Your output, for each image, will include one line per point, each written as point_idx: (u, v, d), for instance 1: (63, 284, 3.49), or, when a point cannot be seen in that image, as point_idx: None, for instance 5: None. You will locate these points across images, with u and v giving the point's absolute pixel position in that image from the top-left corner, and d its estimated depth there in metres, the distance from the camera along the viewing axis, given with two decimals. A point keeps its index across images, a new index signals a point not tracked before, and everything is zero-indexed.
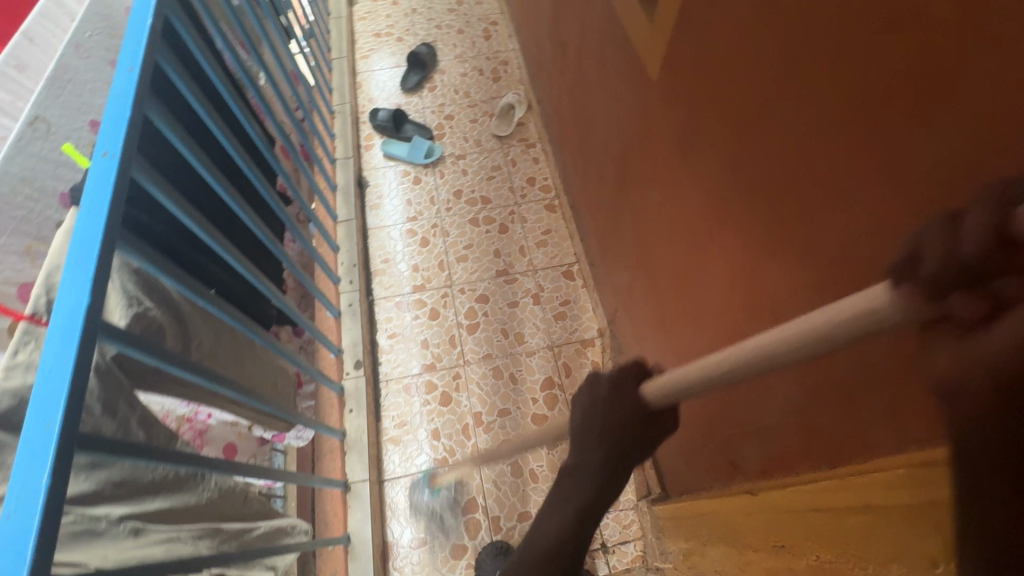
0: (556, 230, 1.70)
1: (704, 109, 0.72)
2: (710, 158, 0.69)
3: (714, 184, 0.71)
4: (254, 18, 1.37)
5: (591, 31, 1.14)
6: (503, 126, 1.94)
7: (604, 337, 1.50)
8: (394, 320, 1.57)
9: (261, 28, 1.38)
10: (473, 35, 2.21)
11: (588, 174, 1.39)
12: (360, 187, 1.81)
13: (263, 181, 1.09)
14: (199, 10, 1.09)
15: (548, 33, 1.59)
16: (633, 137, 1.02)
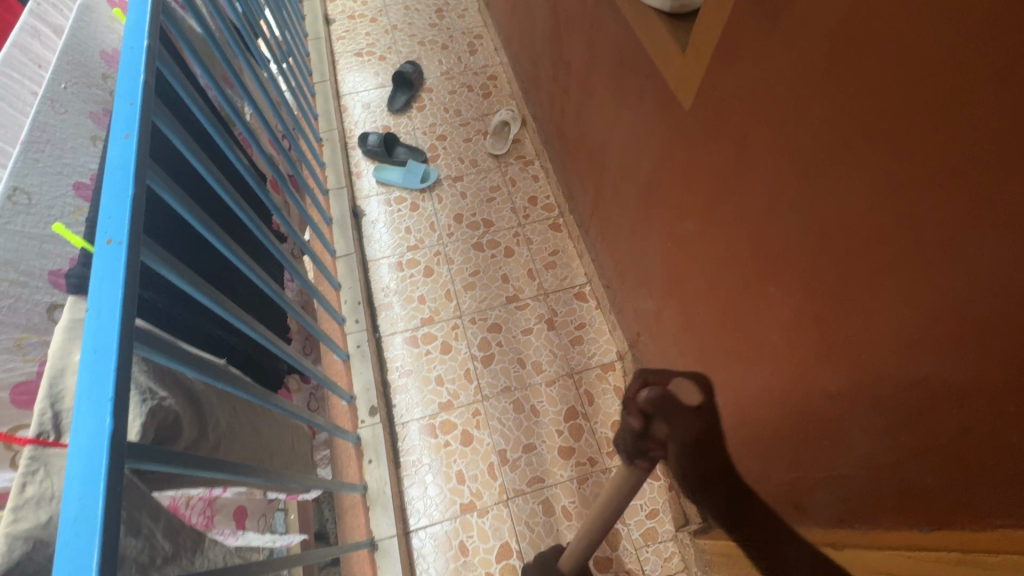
0: (564, 250, 1.65)
1: (760, 143, 0.68)
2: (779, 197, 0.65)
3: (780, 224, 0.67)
4: (236, 48, 1.28)
5: (605, 52, 1.10)
6: (498, 144, 1.88)
7: (625, 360, 1.45)
8: (404, 359, 1.50)
9: (246, 58, 1.29)
10: (458, 50, 2.14)
11: (602, 195, 1.35)
12: (355, 217, 1.73)
13: (265, 229, 1.00)
14: (182, 47, 1.01)
15: (545, 49, 1.54)
16: (663, 164, 0.98)
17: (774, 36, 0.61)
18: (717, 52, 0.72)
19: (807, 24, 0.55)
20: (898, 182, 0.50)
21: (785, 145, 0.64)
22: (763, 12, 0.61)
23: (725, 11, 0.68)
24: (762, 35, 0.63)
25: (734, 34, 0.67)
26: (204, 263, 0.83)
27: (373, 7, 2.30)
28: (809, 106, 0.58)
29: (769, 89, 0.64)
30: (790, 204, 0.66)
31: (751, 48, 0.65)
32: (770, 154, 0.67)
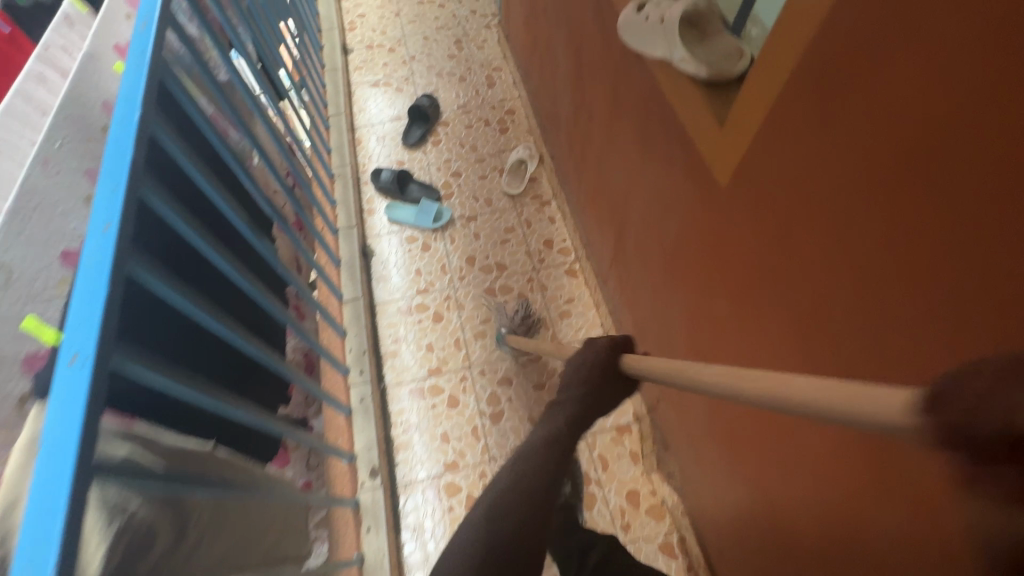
0: (580, 298, 1.58)
1: (816, 245, 0.61)
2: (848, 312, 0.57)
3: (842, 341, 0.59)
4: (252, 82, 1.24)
5: (630, 108, 1.03)
6: (514, 182, 1.81)
7: (642, 423, 1.37)
8: (410, 413, 1.42)
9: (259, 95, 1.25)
10: (475, 82, 2.11)
11: (622, 249, 1.28)
12: (364, 257, 1.67)
13: (261, 288, 0.93)
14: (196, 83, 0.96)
15: (565, 92, 1.49)
16: (691, 236, 0.91)
17: (836, 135, 0.54)
18: (761, 136, 0.65)
19: (877, 129, 0.49)
20: (1002, 326, 0.42)
21: (845, 253, 0.57)
22: (822, 105, 0.55)
23: (774, 96, 0.61)
24: (820, 130, 0.56)
25: (784, 120, 0.61)
26: (188, 338, 0.76)
27: (391, 37, 2.27)
28: (880, 219, 0.51)
29: (831, 187, 0.56)
30: (847, 317, 0.59)
31: (804, 142, 0.59)
32: (823, 257, 0.60)
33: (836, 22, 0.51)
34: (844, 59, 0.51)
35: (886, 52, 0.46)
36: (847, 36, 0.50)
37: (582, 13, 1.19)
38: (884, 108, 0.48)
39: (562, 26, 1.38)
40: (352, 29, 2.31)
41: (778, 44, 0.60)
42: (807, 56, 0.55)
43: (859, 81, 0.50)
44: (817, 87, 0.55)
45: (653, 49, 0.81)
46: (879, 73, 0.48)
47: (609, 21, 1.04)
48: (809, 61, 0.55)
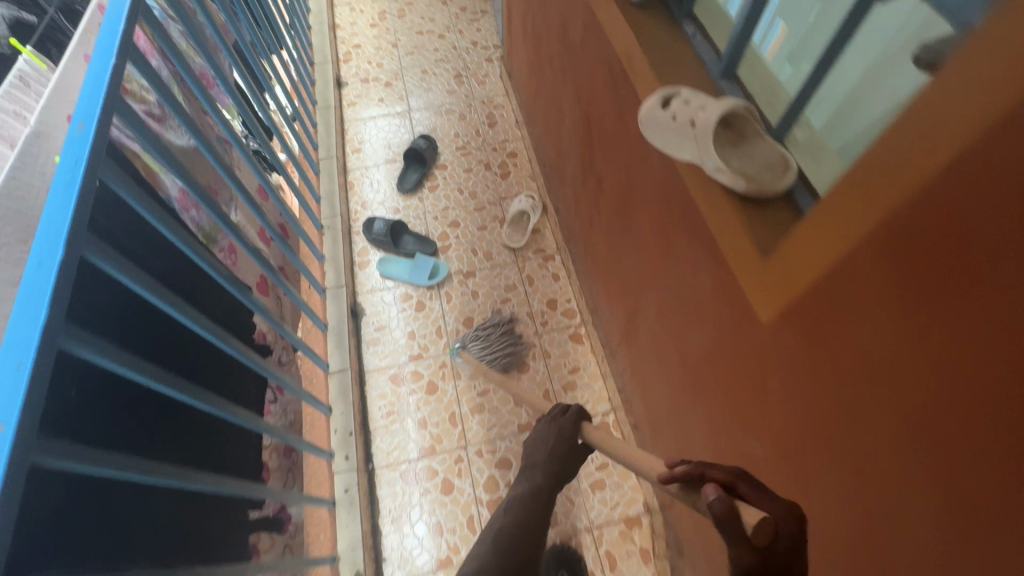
0: (586, 368, 1.46)
1: (898, 439, 0.50)
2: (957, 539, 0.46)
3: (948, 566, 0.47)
4: (231, 136, 1.13)
5: (648, 196, 0.92)
6: (515, 236, 1.69)
7: (654, 516, 1.26)
8: (401, 499, 1.31)
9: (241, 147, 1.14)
10: (476, 120, 1.99)
11: (634, 333, 1.17)
12: (353, 318, 1.56)
13: (232, 408, 0.82)
14: (159, 150, 0.85)
15: (572, 150, 1.37)
16: (719, 357, 0.80)
17: (927, 324, 0.44)
18: (818, 290, 0.55)
19: (993, 350, 0.38)
20: None
21: (931, 460, 0.46)
22: (908, 285, 0.45)
23: (839, 252, 0.51)
24: (904, 310, 0.46)
25: (850, 281, 0.50)
26: (128, 492, 0.65)
27: (388, 70, 2.16)
28: (984, 447, 0.41)
29: (931, 388, 0.45)
30: (928, 531, 0.49)
31: (881, 314, 0.48)
32: (896, 449, 0.50)
33: (935, 198, 0.40)
34: (946, 246, 0.40)
35: (1010, 261, 0.36)
36: (954, 220, 0.39)
37: (594, 77, 1.08)
38: (1002, 326, 0.37)
39: (570, 82, 1.27)
40: (347, 60, 2.20)
41: (849, 193, 0.49)
42: (889, 223, 0.45)
43: (965, 278, 0.39)
44: (901, 263, 0.45)
45: (681, 151, 0.70)
46: (998, 281, 0.37)
47: (626, 98, 0.93)
48: (889, 229, 0.45)
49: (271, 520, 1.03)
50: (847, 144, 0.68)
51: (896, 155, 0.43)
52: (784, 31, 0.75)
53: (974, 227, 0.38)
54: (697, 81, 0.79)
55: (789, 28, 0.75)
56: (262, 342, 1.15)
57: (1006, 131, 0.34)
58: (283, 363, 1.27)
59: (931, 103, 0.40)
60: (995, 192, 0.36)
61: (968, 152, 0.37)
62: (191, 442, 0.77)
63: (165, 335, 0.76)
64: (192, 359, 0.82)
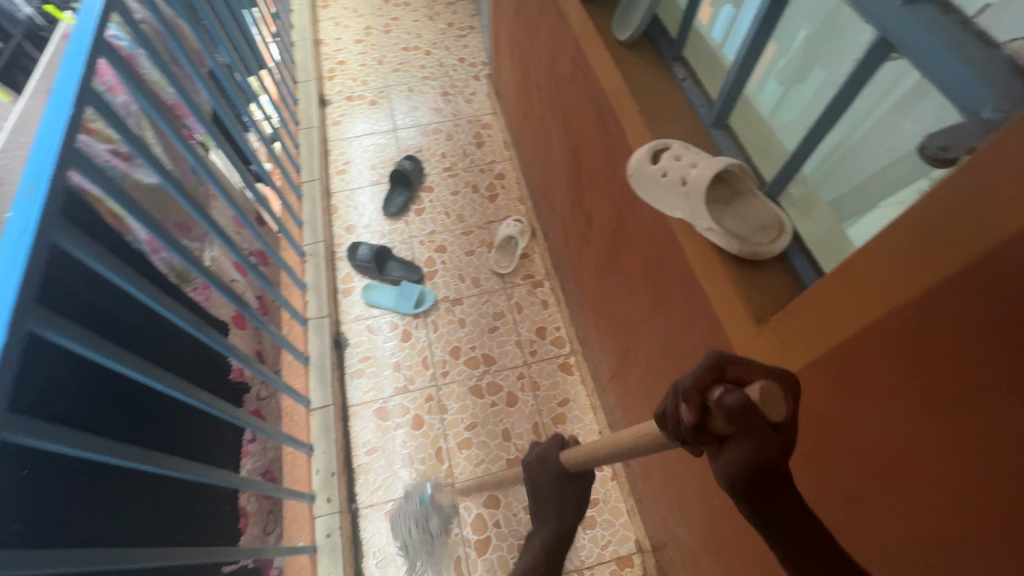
0: (576, 399, 1.43)
1: (900, 534, 0.48)
2: None
3: None
4: (205, 171, 1.09)
5: (639, 240, 0.90)
6: (504, 260, 1.65)
7: (645, 556, 1.23)
8: (385, 541, 1.27)
9: (217, 181, 1.10)
10: (464, 140, 1.95)
11: (625, 371, 1.14)
12: (336, 349, 1.51)
13: (201, 470, 0.79)
14: (124, 198, 0.81)
15: (560, 178, 1.34)
16: None
17: (936, 427, 0.42)
18: (814, 371, 0.53)
19: (995, 463, 0.37)
20: None
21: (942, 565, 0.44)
22: (911, 383, 0.43)
23: (839, 338, 0.49)
24: (908, 406, 0.44)
25: (850, 368, 0.48)
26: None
27: (373, 87, 2.12)
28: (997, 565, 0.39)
29: (932, 488, 0.44)
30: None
31: (884, 410, 0.47)
32: (903, 545, 0.48)
33: (948, 304, 0.38)
34: (959, 353, 0.38)
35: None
36: (969, 328, 0.37)
37: (582, 112, 1.06)
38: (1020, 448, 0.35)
39: (557, 112, 1.25)
40: (331, 78, 2.16)
41: (853, 278, 0.47)
42: (895, 318, 0.43)
43: (976, 392, 0.38)
44: (908, 360, 0.43)
45: (671, 208, 0.67)
46: (1016, 400, 0.35)
47: (616, 141, 0.91)
48: (893, 324, 0.43)
49: (250, 569, 1.00)
50: (841, 197, 0.65)
51: (907, 248, 0.42)
52: (773, 48, 0.72)
53: (992, 343, 0.36)
54: (689, 131, 0.77)
55: (777, 46, 0.72)
56: (238, 380, 1.10)
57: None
58: (261, 398, 1.24)
59: (941, 204, 0.38)
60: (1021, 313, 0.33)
61: (988, 265, 0.35)
62: (145, 509, 0.74)
63: (122, 396, 0.73)
64: (150, 418, 0.79)
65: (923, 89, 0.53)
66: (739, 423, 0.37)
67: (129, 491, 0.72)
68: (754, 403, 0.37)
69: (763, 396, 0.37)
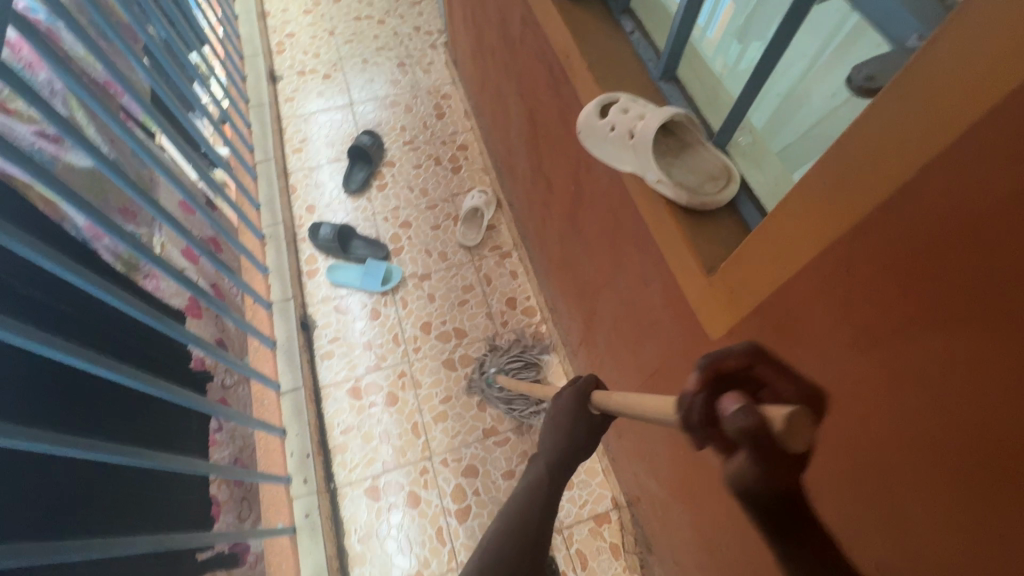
0: (549, 366, 1.44)
1: (841, 459, 0.51)
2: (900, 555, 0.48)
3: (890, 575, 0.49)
4: (144, 151, 1.03)
5: (597, 202, 0.90)
6: (470, 233, 1.64)
7: (623, 512, 1.26)
8: (367, 518, 1.27)
9: (156, 161, 1.04)
10: (423, 112, 1.90)
11: (593, 335, 1.15)
12: (305, 332, 1.49)
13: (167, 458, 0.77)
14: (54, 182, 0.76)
15: (520, 145, 1.32)
16: (674, 368, 0.79)
17: (889, 361, 0.42)
18: (764, 314, 0.54)
19: (925, 385, 0.39)
20: None
21: (927, 514, 0.43)
22: (847, 317, 0.45)
23: (783, 276, 0.50)
24: (849, 338, 0.45)
25: (793, 309, 0.50)
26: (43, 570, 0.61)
27: (325, 61, 2.04)
28: (980, 509, 0.38)
29: (868, 416, 0.46)
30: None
31: (826, 347, 0.48)
32: (878, 490, 0.48)
33: (891, 233, 0.38)
34: (909, 283, 0.38)
35: (992, 315, 0.33)
36: (911, 253, 0.37)
37: (535, 74, 1.04)
38: (985, 383, 0.35)
39: (512, 76, 1.22)
40: (280, 52, 2.06)
41: (790, 217, 0.48)
42: (835, 250, 0.43)
43: (926, 320, 0.38)
44: (850, 293, 0.43)
45: (620, 162, 0.67)
46: (972, 330, 0.35)
47: (569, 100, 0.89)
48: (834, 257, 0.44)
49: (225, 555, 1.00)
50: (789, 145, 0.65)
51: (834, 185, 0.42)
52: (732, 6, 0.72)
53: (931, 269, 0.36)
54: (639, 84, 0.76)
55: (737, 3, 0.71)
56: (199, 371, 1.08)
57: (962, 169, 0.32)
58: (226, 386, 1.21)
59: (864, 138, 0.39)
60: (963, 235, 0.33)
61: (919, 185, 0.35)
62: (108, 498, 0.73)
63: (69, 388, 0.71)
64: (104, 410, 0.76)
65: (862, 27, 0.53)
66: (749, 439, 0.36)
67: (89, 485, 0.70)
68: (778, 431, 0.35)
69: (794, 423, 0.35)
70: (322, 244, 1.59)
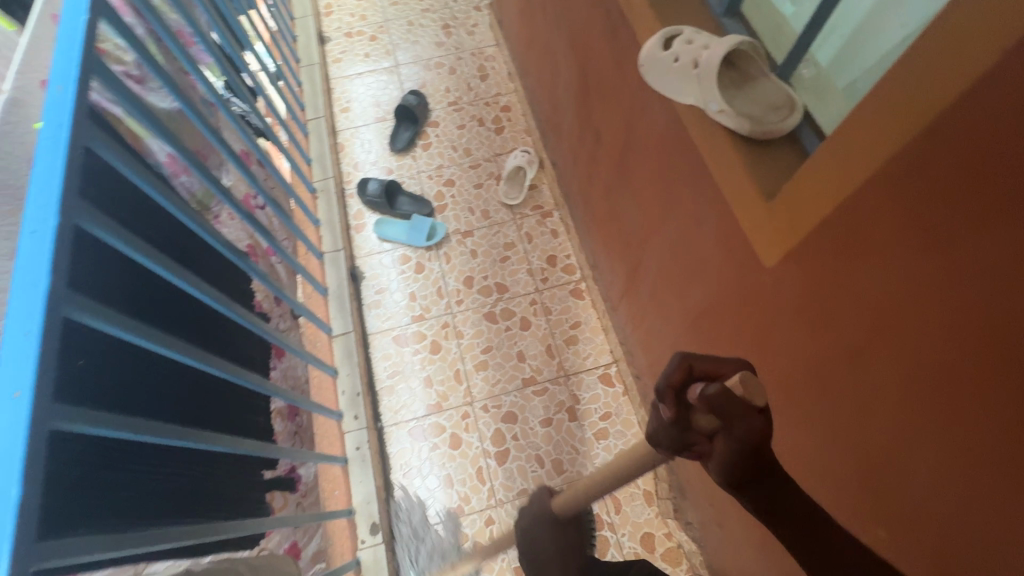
0: (587, 322, 1.48)
1: (893, 374, 0.53)
2: (950, 460, 0.49)
3: (940, 481, 0.51)
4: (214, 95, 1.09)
5: (648, 147, 0.92)
6: (513, 192, 1.66)
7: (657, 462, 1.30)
8: (411, 455, 1.35)
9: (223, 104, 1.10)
10: (467, 74, 1.92)
11: (636, 286, 1.17)
12: (353, 282, 1.56)
13: (245, 373, 0.84)
14: (143, 112, 0.82)
15: (569, 100, 1.32)
16: (722, 305, 0.81)
17: (954, 261, 0.43)
18: (821, 234, 0.56)
19: (984, 279, 0.41)
20: None
21: (977, 415, 0.45)
22: (910, 225, 0.46)
23: (841, 194, 0.51)
24: (910, 245, 0.46)
25: (852, 223, 0.51)
26: (139, 453, 0.67)
27: (372, 22, 2.07)
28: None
29: (925, 322, 0.47)
30: (977, 493, 0.47)
31: (886, 257, 0.49)
32: (928, 397, 0.50)
33: (961, 127, 0.39)
34: (991, 178, 0.38)
35: None
36: (991, 144, 0.37)
37: (590, 23, 1.04)
38: None
39: (563, 28, 1.22)
40: (328, 14, 2.10)
41: (852, 132, 0.49)
42: (907, 155, 0.44)
43: (1003, 215, 0.38)
44: (918, 199, 0.44)
45: (682, 96, 0.69)
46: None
47: (627, 43, 0.90)
48: (898, 162, 0.45)
49: (283, 479, 1.06)
50: (855, 82, 0.64)
51: (902, 89, 0.43)
52: None
53: (1012, 162, 0.36)
54: (699, 20, 0.76)
55: None
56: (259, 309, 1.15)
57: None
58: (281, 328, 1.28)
59: (938, 34, 0.40)
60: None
61: (1004, 72, 0.35)
62: (197, 403, 0.80)
63: (158, 297, 0.77)
64: (189, 326, 0.83)
65: None
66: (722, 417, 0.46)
67: (183, 388, 0.77)
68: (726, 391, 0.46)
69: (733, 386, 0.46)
70: (370, 200, 1.65)
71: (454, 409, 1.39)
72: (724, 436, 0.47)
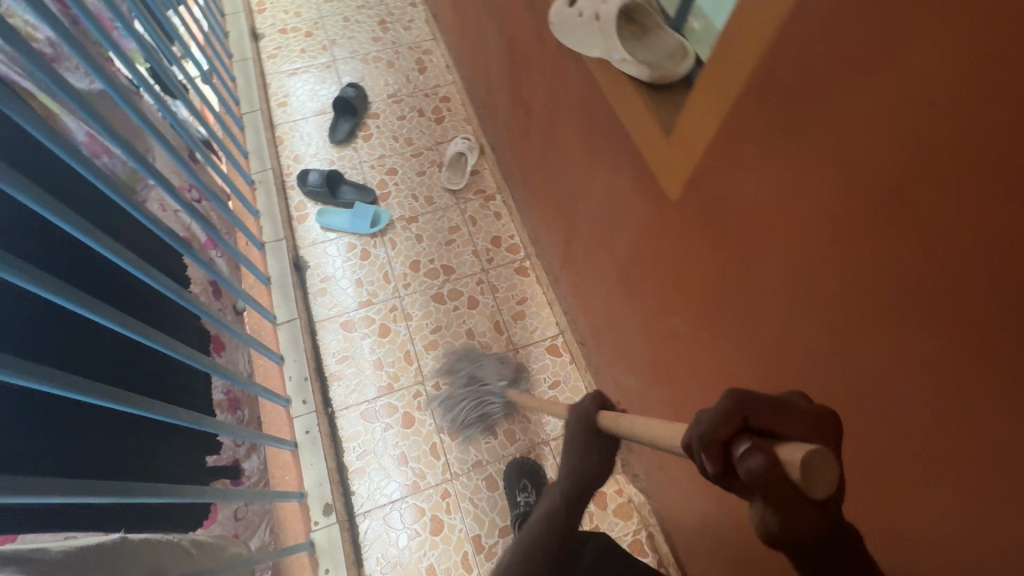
0: (533, 297, 1.52)
1: (779, 274, 0.60)
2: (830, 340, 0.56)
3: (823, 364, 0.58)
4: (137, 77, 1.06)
5: (571, 110, 0.97)
6: (455, 178, 1.70)
7: None
8: (364, 437, 1.34)
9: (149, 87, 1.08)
10: (405, 67, 1.94)
11: (573, 252, 1.22)
12: (298, 272, 1.54)
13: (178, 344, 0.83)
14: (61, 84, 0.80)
15: (502, 82, 1.37)
16: (645, 250, 0.87)
17: (813, 155, 0.50)
18: (713, 156, 0.62)
19: (834, 164, 0.48)
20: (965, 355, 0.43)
21: (844, 289, 0.51)
22: (778, 130, 0.53)
23: (724, 114, 0.58)
24: (779, 149, 0.53)
25: (735, 139, 0.58)
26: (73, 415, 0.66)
27: (306, 19, 2.06)
28: (901, 254, 0.45)
29: (798, 218, 0.54)
30: (856, 365, 0.54)
31: (763, 165, 0.56)
32: (808, 287, 0.56)
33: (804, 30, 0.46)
34: (839, 69, 0.44)
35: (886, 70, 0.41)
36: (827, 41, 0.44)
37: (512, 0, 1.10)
38: (885, 136, 0.43)
39: (491, 10, 1.27)
40: (260, 11, 2.08)
41: (727, 57, 0.55)
42: (770, 65, 0.50)
43: (845, 100, 0.45)
44: (786, 103, 0.50)
45: (590, 47, 0.74)
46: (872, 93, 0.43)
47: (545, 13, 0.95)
48: (763, 75, 0.52)
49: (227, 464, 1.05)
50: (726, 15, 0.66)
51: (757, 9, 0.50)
52: None
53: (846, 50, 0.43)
54: None
55: None
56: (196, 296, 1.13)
57: None
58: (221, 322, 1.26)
59: None
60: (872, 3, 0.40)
61: None
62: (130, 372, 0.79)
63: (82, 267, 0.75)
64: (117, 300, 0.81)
65: None
66: (767, 496, 0.37)
67: (113, 359, 0.76)
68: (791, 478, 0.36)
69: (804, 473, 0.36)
70: (311, 191, 1.64)
71: (406, 389, 1.40)
72: (763, 510, 0.39)
